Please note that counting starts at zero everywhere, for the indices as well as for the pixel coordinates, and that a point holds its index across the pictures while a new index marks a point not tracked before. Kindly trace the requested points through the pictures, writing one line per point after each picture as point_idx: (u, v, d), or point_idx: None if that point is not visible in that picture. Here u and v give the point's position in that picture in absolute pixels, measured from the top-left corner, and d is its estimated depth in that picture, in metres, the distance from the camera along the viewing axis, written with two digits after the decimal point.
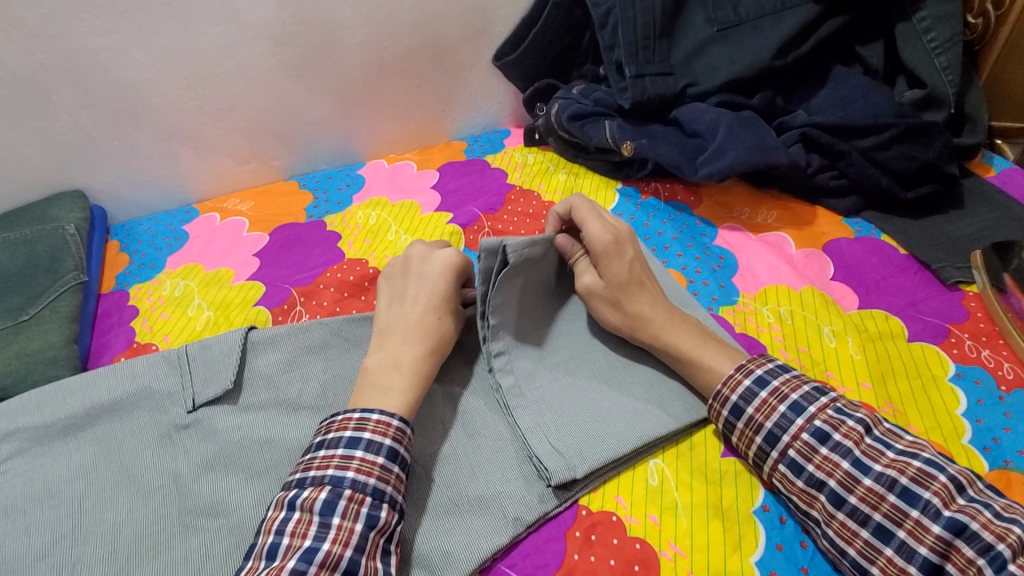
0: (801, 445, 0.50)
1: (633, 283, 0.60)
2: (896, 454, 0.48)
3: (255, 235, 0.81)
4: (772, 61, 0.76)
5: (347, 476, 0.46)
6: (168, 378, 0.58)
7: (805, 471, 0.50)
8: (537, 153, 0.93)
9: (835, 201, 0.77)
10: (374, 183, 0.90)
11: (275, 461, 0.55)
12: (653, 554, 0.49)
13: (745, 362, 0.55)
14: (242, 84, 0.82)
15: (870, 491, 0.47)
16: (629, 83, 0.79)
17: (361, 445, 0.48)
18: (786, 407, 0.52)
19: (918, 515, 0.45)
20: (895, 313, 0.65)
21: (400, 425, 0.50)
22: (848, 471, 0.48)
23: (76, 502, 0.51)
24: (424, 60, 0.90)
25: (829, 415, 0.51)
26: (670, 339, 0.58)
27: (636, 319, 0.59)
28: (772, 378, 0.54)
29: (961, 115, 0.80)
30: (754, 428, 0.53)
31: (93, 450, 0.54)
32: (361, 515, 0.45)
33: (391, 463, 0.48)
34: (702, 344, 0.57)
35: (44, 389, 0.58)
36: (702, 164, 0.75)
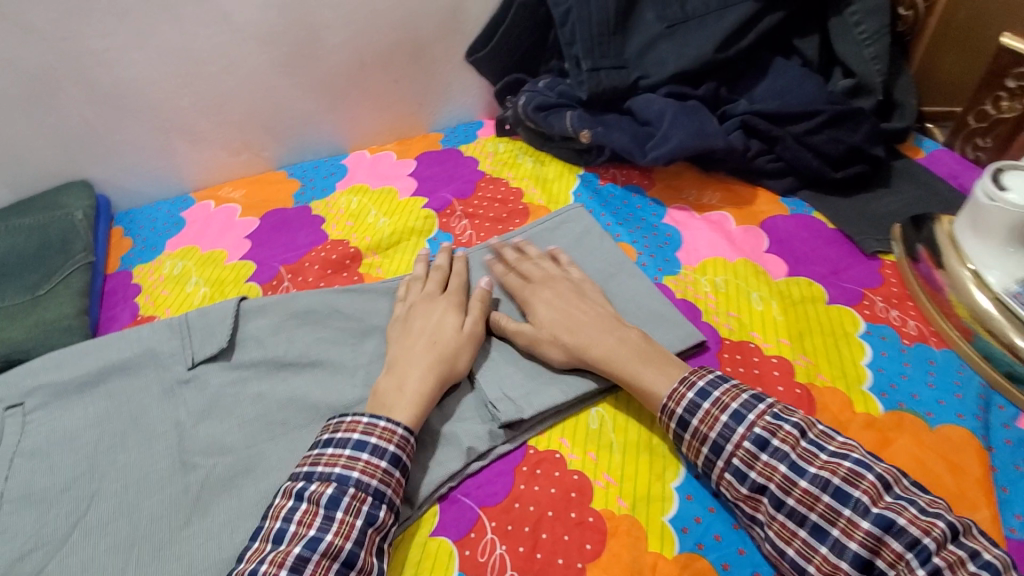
0: (743, 453, 0.52)
1: (558, 315, 0.65)
2: (829, 455, 0.50)
3: (246, 220, 0.89)
4: (714, 54, 0.84)
5: (352, 475, 0.52)
6: (171, 341, 0.66)
7: (748, 478, 0.52)
8: (507, 142, 1.00)
9: (773, 182, 0.84)
10: (356, 171, 0.97)
11: (266, 413, 0.62)
12: (588, 483, 0.57)
13: (687, 375, 0.58)
14: (233, 81, 0.90)
15: (806, 492, 0.49)
16: (586, 76, 0.87)
17: (367, 449, 0.54)
18: (727, 417, 0.54)
19: (850, 513, 0.47)
20: (819, 280, 0.73)
21: (404, 434, 0.55)
22: (786, 474, 0.50)
23: (93, 446, 0.60)
24: (400, 57, 0.97)
25: (767, 421, 0.53)
26: (613, 361, 0.60)
27: (575, 342, 0.62)
28: (713, 389, 0.56)
29: (891, 101, 0.87)
30: (700, 439, 0.55)
31: (105, 403, 0.62)
32: (362, 512, 0.51)
33: (393, 468, 0.54)
34: (641, 364, 0.60)
35: (61, 352, 0.65)
36: (650, 148, 0.82)
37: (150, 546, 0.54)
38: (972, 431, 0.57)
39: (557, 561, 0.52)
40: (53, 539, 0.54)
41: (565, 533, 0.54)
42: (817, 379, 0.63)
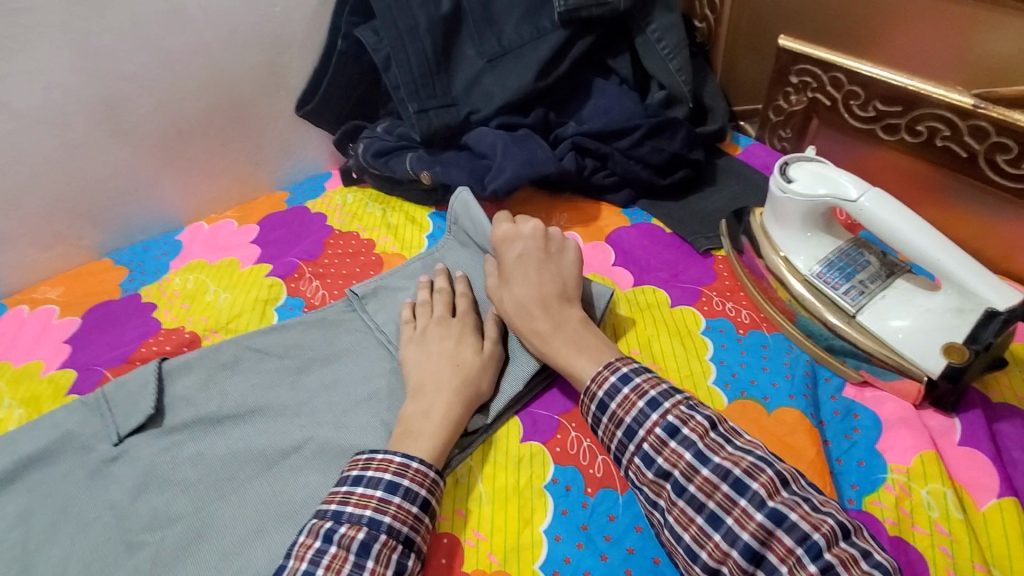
0: (653, 439, 0.52)
1: (515, 271, 0.66)
2: (734, 449, 0.50)
3: (66, 320, 0.80)
4: (535, 82, 0.86)
5: (385, 520, 0.49)
6: (91, 420, 0.63)
7: (655, 464, 0.51)
8: (356, 191, 0.97)
9: (613, 196, 0.88)
10: (192, 246, 0.90)
11: (97, 544, 0.55)
12: (458, 544, 0.55)
13: (615, 360, 0.58)
14: (28, 171, 0.81)
15: (706, 481, 0.49)
16: (415, 118, 0.86)
17: (400, 491, 0.51)
18: (643, 403, 0.53)
19: (745, 504, 0.47)
20: (662, 285, 0.76)
21: (435, 477, 0.54)
22: (690, 462, 0.50)
23: None
24: (223, 119, 0.92)
25: (681, 410, 0.52)
26: (543, 345, 0.62)
27: (514, 310, 0.64)
28: (636, 375, 0.56)
29: (703, 107, 0.95)
30: (615, 423, 0.54)
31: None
32: (392, 561, 0.48)
33: (422, 513, 0.52)
34: (574, 355, 0.60)
35: None
36: (488, 181, 0.83)
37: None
38: (802, 410, 0.61)
39: None
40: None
41: None
42: None
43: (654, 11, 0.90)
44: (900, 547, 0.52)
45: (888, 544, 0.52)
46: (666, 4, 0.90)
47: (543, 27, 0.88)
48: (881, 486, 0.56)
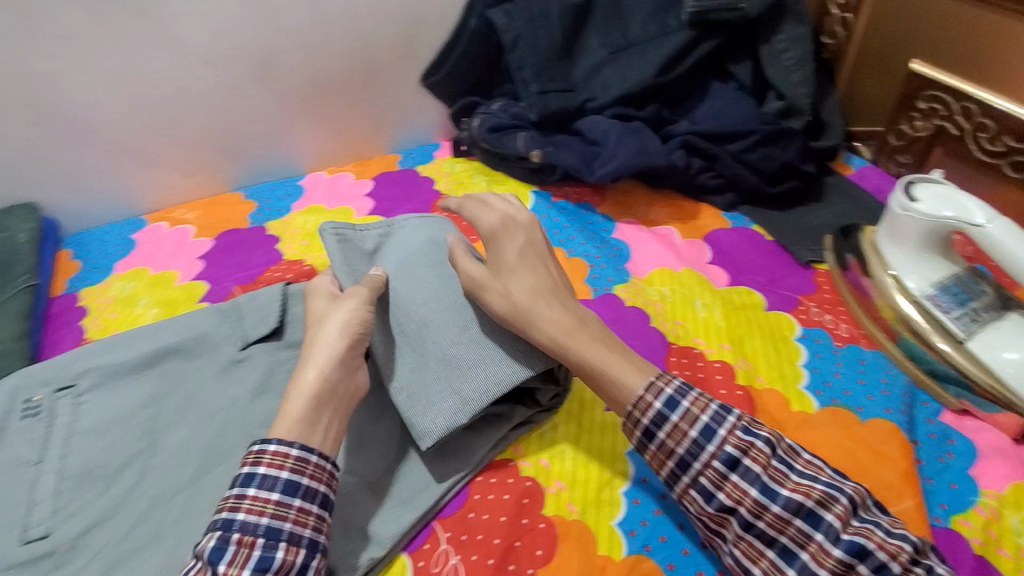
0: (711, 473, 0.50)
1: (503, 261, 0.61)
2: (800, 478, 0.49)
3: (200, 241, 0.89)
4: (655, 78, 0.89)
5: (237, 518, 0.47)
6: (222, 325, 0.69)
7: (715, 498, 0.50)
8: (464, 163, 1.03)
9: (717, 198, 0.89)
10: (313, 192, 0.98)
11: (213, 433, 0.61)
12: (541, 489, 0.58)
13: (655, 380, 0.54)
14: (186, 104, 0.90)
15: (777, 517, 0.48)
16: (535, 99, 0.90)
17: (254, 482, 0.49)
18: (696, 432, 0.51)
19: (821, 539, 0.47)
20: (758, 289, 0.77)
21: (299, 454, 0.51)
22: (757, 498, 0.48)
23: (35, 472, 0.57)
24: (356, 80, 0.99)
25: (739, 438, 0.50)
26: (565, 342, 0.56)
27: (526, 301, 0.58)
28: (682, 398, 0.52)
29: (820, 121, 0.95)
30: (666, 453, 0.52)
31: (48, 428, 0.60)
32: (252, 559, 0.46)
33: (289, 497, 0.49)
34: (607, 352, 0.56)
35: (16, 378, 0.63)
36: (598, 166, 0.86)
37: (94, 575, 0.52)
38: (898, 424, 0.61)
39: (509, 567, 0.53)
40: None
41: (517, 539, 0.54)
42: (757, 382, 0.66)
43: (784, 22, 0.90)
44: (982, 566, 0.52)
45: (970, 562, 0.52)
46: (799, 16, 0.90)
47: (670, 25, 0.90)
48: (972, 508, 0.56)
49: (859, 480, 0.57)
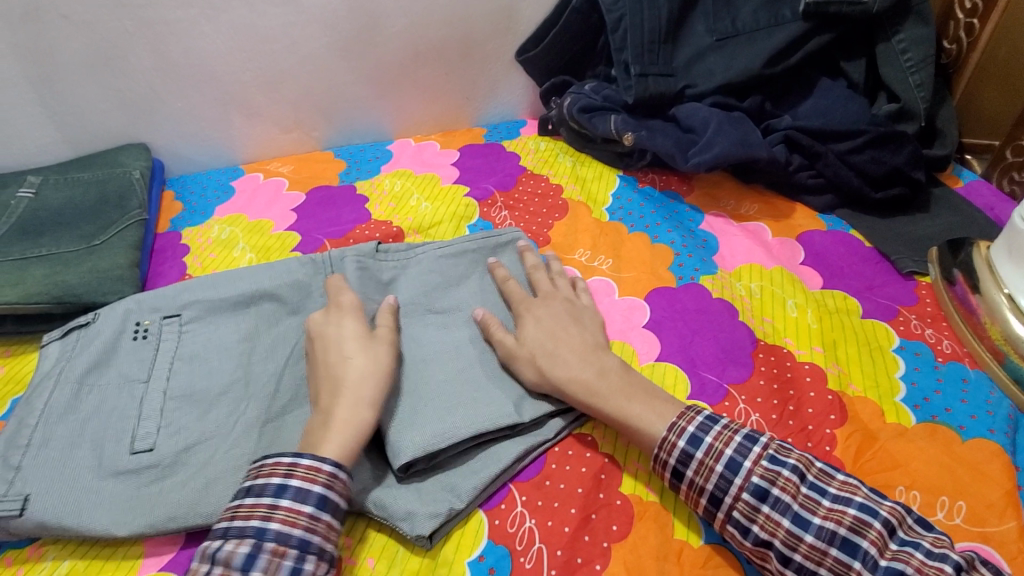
0: (743, 506, 0.50)
1: (539, 327, 0.62)
2: (831, 503, 0.48)
3: (293, 194, 0.92)
4: (762, 69, 0.86)
5: (270, 528, 0.47)
6: (316, 276, 0.69)
7: (751, 532, 0.49)
8: (548, 142, 1.02)
9: (812, 199, 0.86)
10: (401, 157, 1.00)
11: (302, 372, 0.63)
12: (619, 467, 0.58)
13: (675, 420, 0.54)
14: (294, 61, 0.93)
15: (812, 547, 0.47)
16: (634, 81, 0.88)
17: (287, 494, 0.49)
18: (723, 467, 0.51)
19: (860, 567, 0.46)
20: (854, 294, 0.74)
21: (331, 470, 0.50)
22: (790, 529, 0.48)
23: (143, 389, 0.62)
24: (453, 51, 1.00)
25: (764, 469, 0.50)
26: (593, 400, 0.57)
27: (548, 362, 0.59)
28: (704, 436, 0.53)
29: (932, 129, 0.91)
30: (697, 491, 0.52)
31: (154, 351, 0.64)
32: (283, 570, 0.46)
33: (319, 512, 0.49)
34: (626, 401, 0.56)
35: (139, 299, 0.68)
36: (692, 154, 0.84)
37: (194, 489, 0.55)
38: (1002, 445, 0.58)
39: (584, 537, 0.53)
40: (99, 466, 0.57)
41: (594, 513, 0.54)
42: (849, 388, 0.63)
43: (906, 20, 0.85)
44: None
45: None
46: (923, 16, 0.85)
47: (784, 15, 0.87)
48: None
49: (957, 497, 0.54)
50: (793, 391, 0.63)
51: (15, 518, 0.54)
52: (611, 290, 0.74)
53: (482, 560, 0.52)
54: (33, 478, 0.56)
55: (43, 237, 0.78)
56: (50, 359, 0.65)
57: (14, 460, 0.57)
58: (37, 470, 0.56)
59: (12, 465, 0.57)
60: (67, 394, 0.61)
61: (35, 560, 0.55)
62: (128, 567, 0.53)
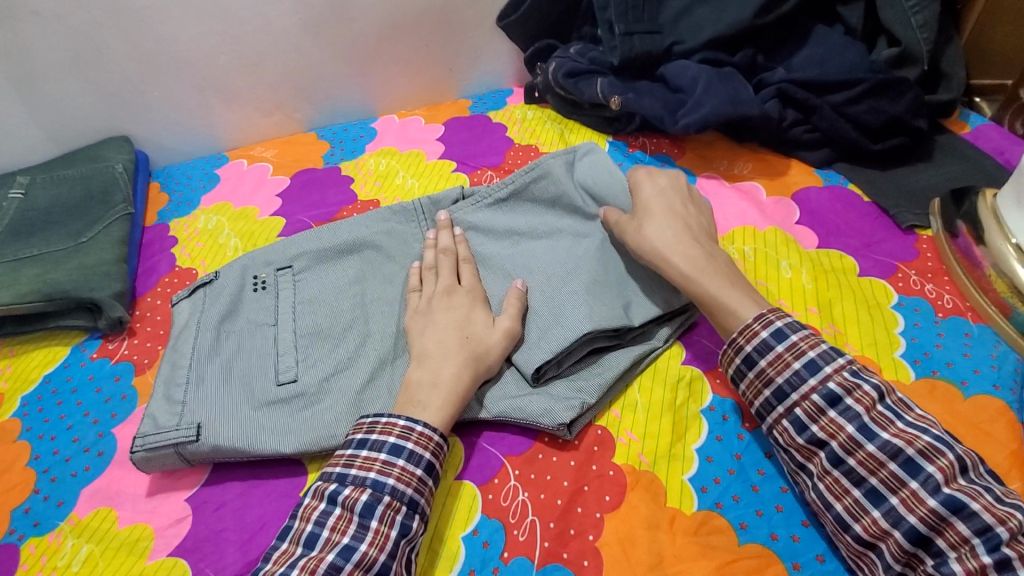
0: (809, 405, 0.50)
1: (656, 207, 0.63)
2: (906, 425, 0.48)
3: (278, 178, 0.91)
4: (753, 19, 0.82)
5: (388, 482, 0.49)
6: (412, 225, 0.71)
7: (808, 430, 0.50)
8: (536, 110, 0.99)
9: (809, 153, 0.83)
10: (386, 134, 0.98)
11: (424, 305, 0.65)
12: (611, 439, 0.57)
13: (763, 313, 0.54)
14: (269, 41, 0.91)
15: (870, 456, 0.48)
16: (619, 41, 0.84)
17: (403, 454, 0.51)
18: (800, 364, 0.51)
19: (916, 487, 0.46)
20: (850, 253, 0.72)
21: (439, 441, 0.53)
22: (852, 436, 0.48)
23: (273, 332, 0.64)
24: (432, 20, 0.97)
25: (845, 377, 0.50)
26: (695, 276, 0.58)
27: (660, 235, 0.61)
28: (791, 332, 0.52)
29: (937, 73, 0.87)
30: (764, 381, 0.52)
31: (275, 299, 0.67)
32: (396, 523, 0.48)
33: (428, 476, 0.51)
34: (727, 285, 0.57)
35: (256, 254, 0.70)
36: (682, 115, 0.80)
37: (345, 411, 0.58)
38: (1008, 403, 0.57)
39: (576, 509, 0.53)
40: (251, 398, 0.60)
41: (585, 484, 0.55)
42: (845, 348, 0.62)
43: None
44: None
45: None
46: None
47: None
48: None
49: None
50: None
51: (192, 443, 0.57)
52: None
53: (476, 535, 0.52)
54: (200, 408, 0.59)
55: (33, 237, 0.79)
56: (184, 315, 0.67)
57: (178, 395, 0.60)
58: (202, 402, 0.60)
59: (177, 399, 0.60)
60: (208, 339, 0.64)
61: (56, 546, 0.56)
62: (140, 551, 0.55)
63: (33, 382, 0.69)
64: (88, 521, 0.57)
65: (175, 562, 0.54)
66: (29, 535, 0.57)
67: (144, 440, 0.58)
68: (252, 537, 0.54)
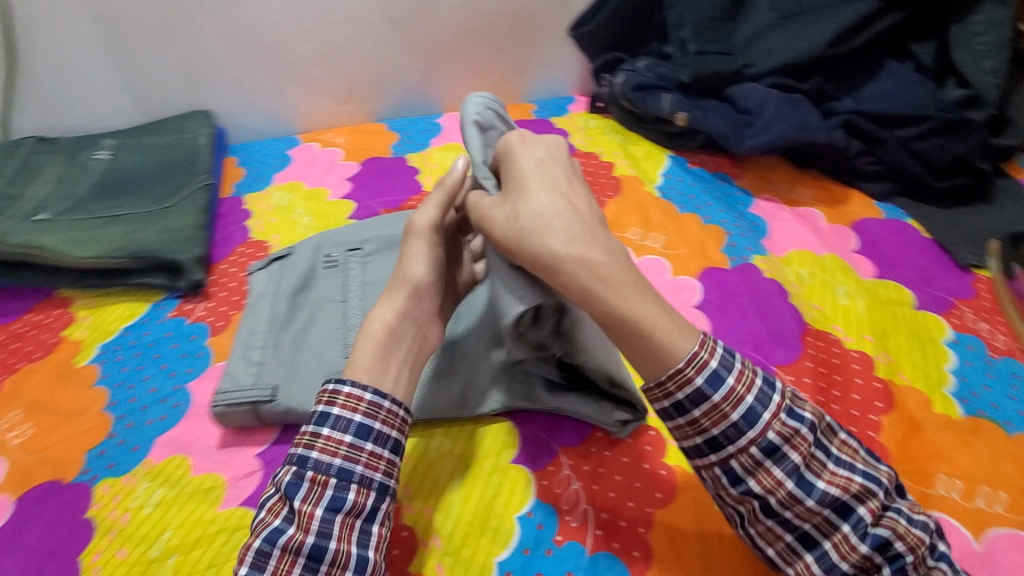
0: (746, 458, 0.45)
1: (530, 185, 0.50)
2: (838, 468, 0.45)
3: (348, 164, 0.95)
4: (826, 49, 0.84)
5: (311, 456, 0.48)
6: None
7: (743, 483, 0.45)
8: (598, 119, 1.01)
9: (870, 185, 0.84)
10: (452, 131, 1.01)
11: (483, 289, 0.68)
12: (662, 441, 0.60)
13: (698, 350, 0.45)
14: (352, 33, 0.95)
15: (807, 509, 0.45)
16: (691, 59, 0.87)
17: (327, 423, 0.49)
18: (739, 416, 0.45)
19: (848, 531, 0.45)
20: (907, 285, 0.73)
21: (370, 400, 0.50)
22: (792, 491, 0.44)
23: (342, 306, 0.67)
24: (507, 24, 1.00)
25: (782, 424, 0.45)
26: (593, 283, 0.45)
27: (537, 225, 0.47)
28: (727, 375, 0.45)
29: (1004, 117, 0.87)
30: (696, 431, 0.45)
31: (345, 276, 0.70)
32: (325, 497, 0.47)
33: (360, 441, 0.49)
34: (637, 296, 0.46)
35: (329, 235, 0.75)
36: (748, 136, 0.83)
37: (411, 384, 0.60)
38: None
39: (628, 504, 0.55)
40: (321, 366, 0.63)
41: (637, 480, 0.57)
42: (898, 377, 0.63)
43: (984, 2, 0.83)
44: None
45: None
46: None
47: None
48: None
49: (997, 489, 0.55)
50: (840, 378, 0.63)
51: (267, 403, 0.61)
52: (664, 269, 0.74)
53: (530, 516, 0.55)
54: (275, 372, 0.62)
55: (120, 197, 0.83)
56: (260, 285, 0.71)
57: (255, 357, 0.64)
58: (277, 366, 0.63)
59: (253, 360, 0.64)
60: (283, 310, 0.68)
61: (130, 488, 0.59)
62: (212, 499, 0.58)
63: (113, 333, 0.74)
64: (162, 467, 0.61)
65: (245, 512, 0.57)
66: (104, 476, 0.61)
67: (224, 396, 0.61)
68: None
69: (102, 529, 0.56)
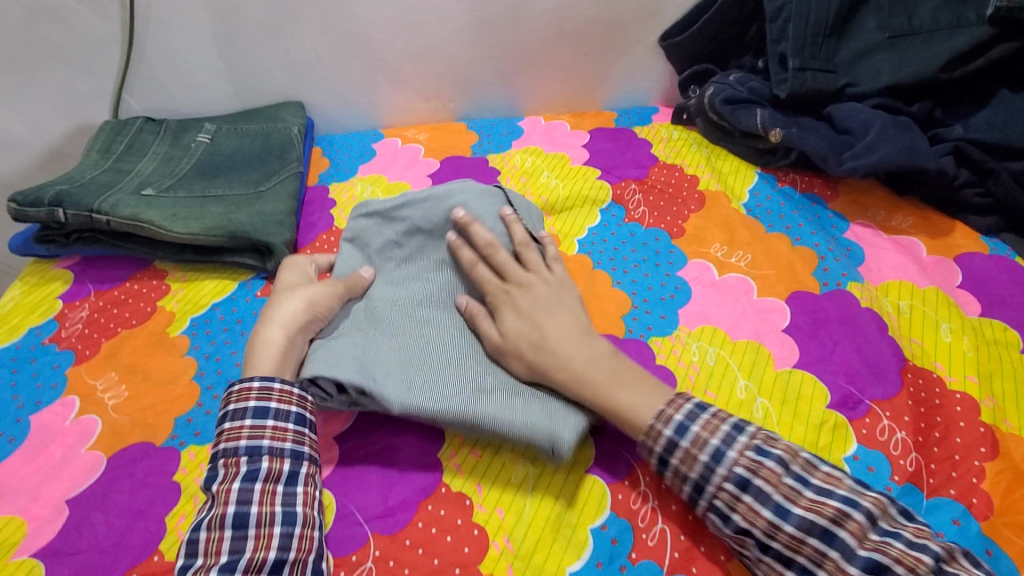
0: (725, 494, 0.50)
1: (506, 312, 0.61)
2: (814, 494, 0.48)
3: (428, 160, 0.96)
4: (938, 74, 0.80)
5: (221, 447, 0.52)
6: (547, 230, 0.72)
7: (731, 520, 0.49)
8: (681, 131, 1.00)
9: (976, 219, 0.79)
10: (531, 134, 1.01)
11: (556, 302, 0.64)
12: None
13: (663, 407, 0.54)
14: (444, 34, 0.97)
15: (792, 536, 0.47)
16: (791, 74, 0.84)
17: (227, 419, 0.54)
18: (707, 456, 0.51)
19: (837, 557, 0.45)
20: (1016, 327, 0.68)
21: (258, 386, 0.55)
22: (771, 519, 0.47)
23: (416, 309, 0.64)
24: (596, 31, 1.00)
25: (750, 459, 0.50)
26: (582, 382, 0.56)
27: (530, 348, 0.58)
28: (692, 423, 0.52)
29: None
30: (680, 478, 0.52)
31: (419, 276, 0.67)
32: (240, 474, 0.51)
33: (259, 420, 0.53)
34: (614, 386, 0.55)
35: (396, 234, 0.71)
36: (847, 157, 0.79)
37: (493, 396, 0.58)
38: None
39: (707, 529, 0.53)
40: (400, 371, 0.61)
41: None
42: (1003, 424, 0.59)
43: None
44: None
45: None
46: None
47: (968, 18, 0.79)
48: None
49: None
50: (940, 420, 0.59)
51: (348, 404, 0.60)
52: (750, 289, 0.72)
53: (605, 530, 0.53)
54: None
55: (218, 179, 0.87)
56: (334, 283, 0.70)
57: None
58: None
59: None
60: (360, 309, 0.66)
61: None
62: None
63: (204, 306, 0.77)
64: None
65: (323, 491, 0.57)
66: (190, 443, 0.63)
67: None
68: (394, 484, 0.57)
69: (189, 493, 0.58)
